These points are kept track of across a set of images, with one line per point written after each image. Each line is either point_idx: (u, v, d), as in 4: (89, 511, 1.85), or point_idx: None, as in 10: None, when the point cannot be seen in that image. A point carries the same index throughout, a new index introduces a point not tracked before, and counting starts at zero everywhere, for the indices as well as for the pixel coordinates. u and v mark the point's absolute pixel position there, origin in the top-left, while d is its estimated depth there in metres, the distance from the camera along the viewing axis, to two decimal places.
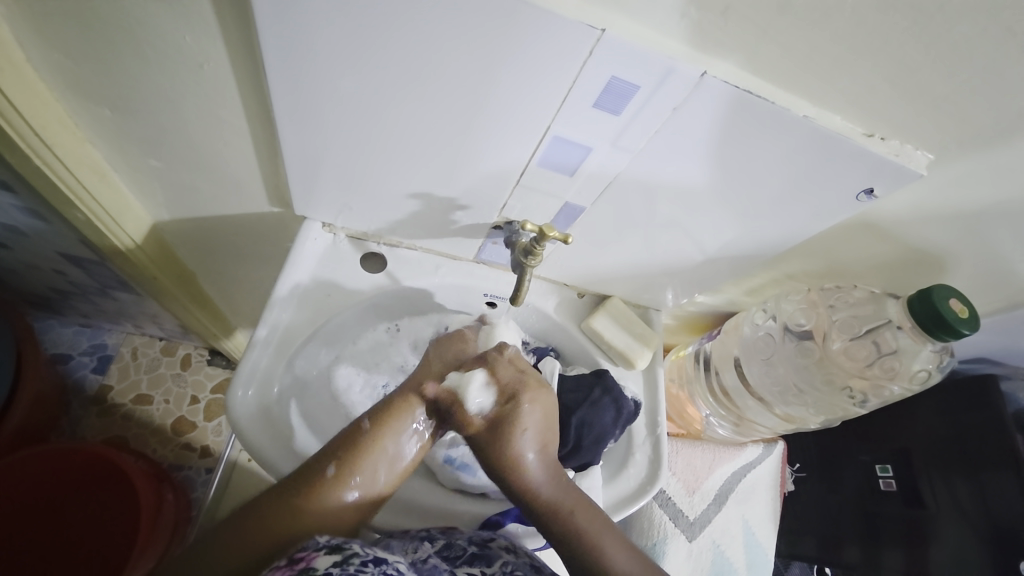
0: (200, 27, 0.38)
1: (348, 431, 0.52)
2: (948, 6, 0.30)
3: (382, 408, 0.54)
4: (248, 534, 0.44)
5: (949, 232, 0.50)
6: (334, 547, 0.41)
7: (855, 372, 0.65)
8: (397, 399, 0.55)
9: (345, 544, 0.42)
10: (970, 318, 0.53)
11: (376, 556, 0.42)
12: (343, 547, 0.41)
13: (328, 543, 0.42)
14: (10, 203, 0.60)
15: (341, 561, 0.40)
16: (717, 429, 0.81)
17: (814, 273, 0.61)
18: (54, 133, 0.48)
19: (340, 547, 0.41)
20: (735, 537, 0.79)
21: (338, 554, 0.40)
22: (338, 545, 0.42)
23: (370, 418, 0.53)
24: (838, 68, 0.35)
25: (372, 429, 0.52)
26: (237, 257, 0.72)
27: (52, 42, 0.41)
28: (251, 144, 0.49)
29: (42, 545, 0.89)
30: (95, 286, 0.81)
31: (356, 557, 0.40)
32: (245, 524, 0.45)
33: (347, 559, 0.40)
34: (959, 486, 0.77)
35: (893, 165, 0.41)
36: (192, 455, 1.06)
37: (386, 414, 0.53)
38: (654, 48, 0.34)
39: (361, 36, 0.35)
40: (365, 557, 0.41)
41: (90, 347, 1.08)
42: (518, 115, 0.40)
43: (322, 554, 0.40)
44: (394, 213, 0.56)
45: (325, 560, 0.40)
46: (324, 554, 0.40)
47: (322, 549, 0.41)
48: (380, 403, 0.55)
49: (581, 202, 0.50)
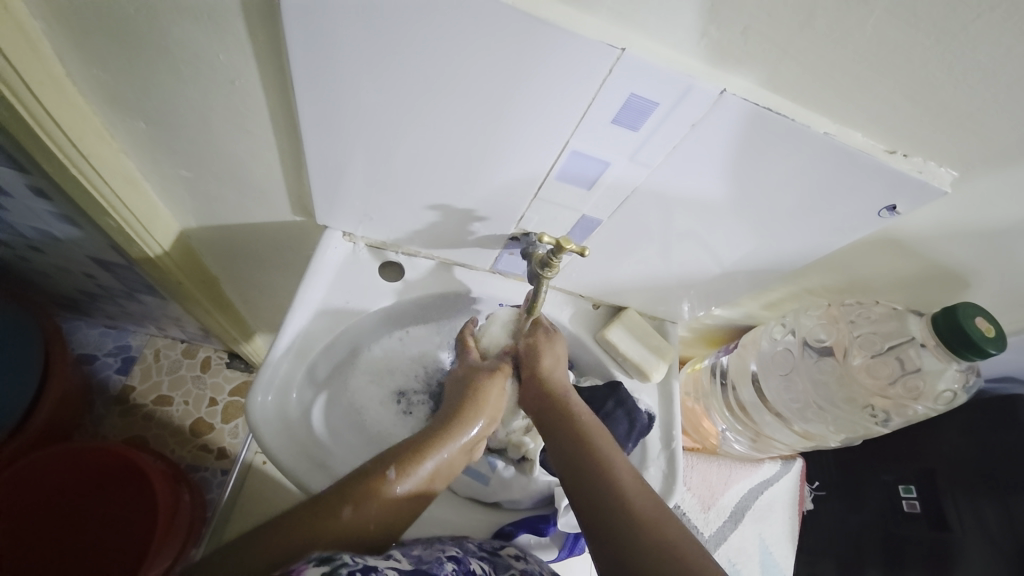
0: (231, 44, 0.39)
1: (370, 469, 0.49)
2: (973, 26, 0.29)
3: (409, 454, 0.50)
4: (284, 537, 0.44)
5: (976, 250, 0.49)
6: (322, 560, 0.41)
7: (877, 391, 0.63)
8: (424, 449, 0.51)
9: (334, 556, 0.41)
10: (996, 338, 0.51)
11: (366, 566, 0.42)
12: (333, 558, 0.41)
13: (317, 557, 0.41)
14: (46, 209, 0.62)
15: (331, 571, 0.39)
16: (734, 444, 0.79)
17: (834, 288, 0.60)
18: (89, 144, 0.50)
19: (329, 559, 0.41)
20: (750, 555, 0.79)
21: (327, 564, 0.40)
22: (328, 557, 0.41)
23: (396, 468, 0.49)
24: (860, 85, 0.34)
25: (396, 480, 0.48)
26: (258, 264, 0.73)
27: (92, 58, 0.43)
28: (277, 156, 0.51)
29: (60, 538, 0.91)
30: (122, 289, 0.84)
31: (345, 566, 0.40)
32: (263, 544, 0.43)
33: (335, 569, 0.39)
34: (986, 509, 0.74)
35: (916, 182, 0.40)
36: (210, 456, 1.08)
37: (413, 463, 0.50)
38: (673, 66, 0.34)
39: (382, 49, 0.36)
40: (354, 567, 0.41)
41: (115, 348, 1.12)
42: (533, 129, 0.41)
43: (310, 566, 0.39)
44: (413, 223, 0.57)
45: (313, 571, 0.39)
46: (313, 565, 0.39)
47: (311, 561, 0.40)
48: (407, 446, 0.51)
49: (598, 215, 0.51)
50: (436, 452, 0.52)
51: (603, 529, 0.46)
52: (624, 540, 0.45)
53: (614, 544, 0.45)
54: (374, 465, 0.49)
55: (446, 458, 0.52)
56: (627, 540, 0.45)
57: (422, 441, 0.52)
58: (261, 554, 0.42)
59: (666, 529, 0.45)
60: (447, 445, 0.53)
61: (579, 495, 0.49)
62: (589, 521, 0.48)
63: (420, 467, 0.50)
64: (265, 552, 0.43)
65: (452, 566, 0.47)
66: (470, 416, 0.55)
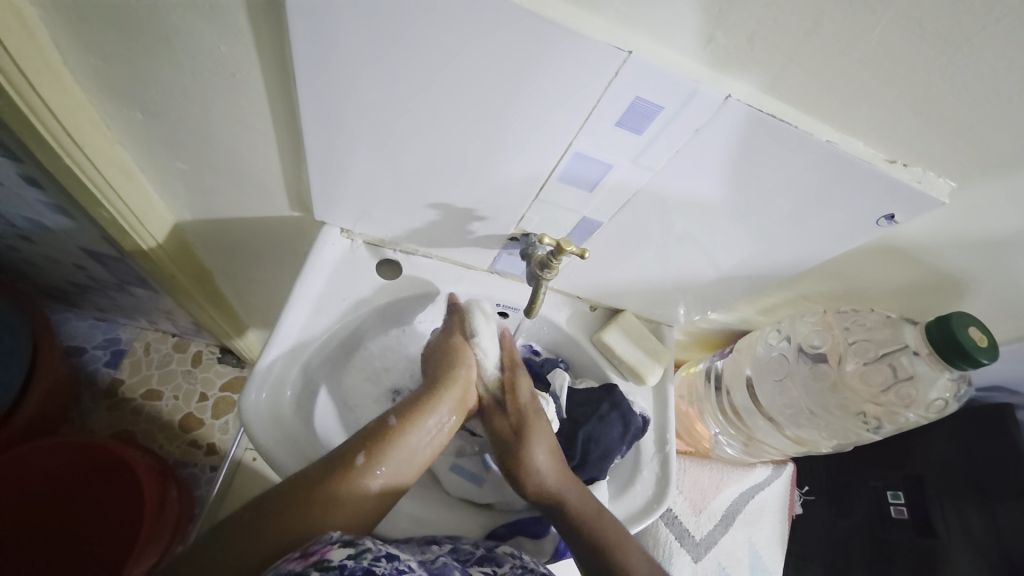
0: (233, 36, 0.39)
1: (374, 426, 0.52)
2: (976, 38, 0.30)
3: (410, 406, 0.54)
4: (291, 502, 0.45)
5: (972, 259, 0.50)
6: (347, 542, 0.42)
7: (869, 398, 0.63)
8: (421, 401, 0.55)
9: (358, 539, 0.42)
10: (988, 347, 0.52)
11: (388, 553, 0.43)
12: (357, 542, 0.42)
13: (342, 538, 0.42)
14: (37, 199, 0.61)
15: (355, 555, 0.40)
16: (726, 448, 0.80)
17: (830, 295, 0.61)
18: (84, 134, 0.49)
19: (353, 541, 0.42)
20: (739, 559, 0.79)
21: (352, 548, 0.41)
22: (352, 539, 0.42)
23: (396, 415, 0.53)
24: (863, 94, 0.35)
25: (399, 425, 0.52)
26: (253, 259, 0.73)
27: (89, 46, 0.42)
28: (277, 151, 0.51)
29: (44, 534, 0.90)
30: (113, 281, 0.83)
31: (369, 552, 0.41)
32: (269, 524, 0.45)
33: (361, 554, 0.40)
34: (970, 514, 0.76)
35: (914, 192, 0.41)
36: (199, 452, 1.06)
37: (414, 413, 0.53)
38: (679, 71, 0.34)
39: (386, 43, 0.36)
40: (377, 552, 0.42)
41: (104, 341, 1.10)
42: (534, 130, 0.41)
43: (336, 548, 0.41)
44: (412, 221, 0.56)
45: (339, 553, 0.40)
46: (339, 548, 0.41)
47: (336, 543, 0.41)
48: (406, 402, 0.55)
49: (598, 217, 0.51)
50: (435, 403, 0.55)
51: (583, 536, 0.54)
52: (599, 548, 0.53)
53: (585, 552, 0.53)
54: (377, 422, 0.53)
55: (447, 412, 0.56)
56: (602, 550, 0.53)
57: (417, 396, 0.55)
58: (260, 546, 0.44)
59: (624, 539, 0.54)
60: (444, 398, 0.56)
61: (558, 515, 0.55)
62: (569, 532, 0.54)
63: (419, 416, 0.53)
64: (264, 542, 0.44)
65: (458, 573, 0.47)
66: (457, 376, 0.57)
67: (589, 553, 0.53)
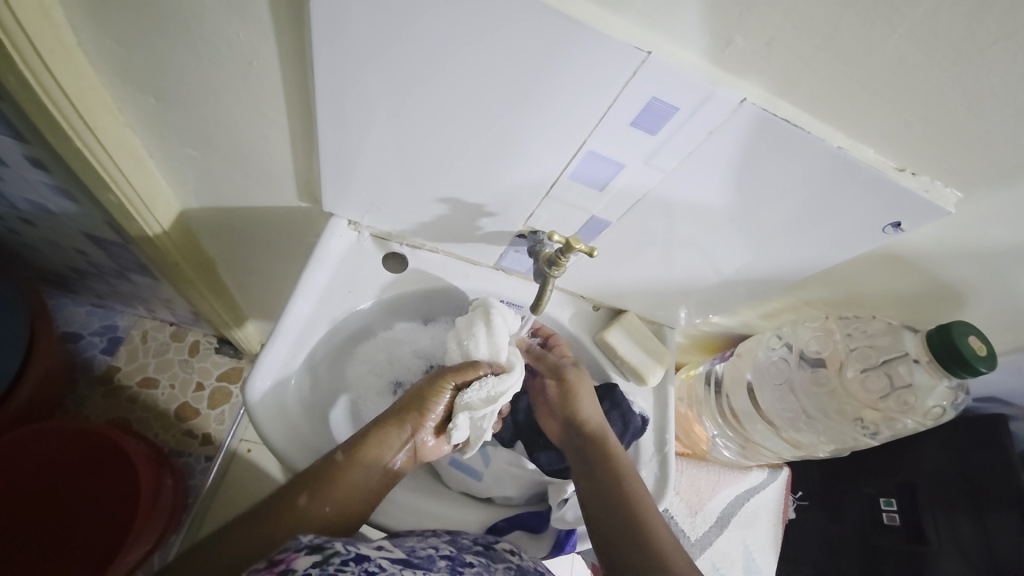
0: (253, 23, 0.39)
1: (320, 462, 0.51)
2: (989, 52, 0.30)
3: (356, 438, 0.53)
4: (247, 526, 0.47)
5: (972, 270, 0.51)
6: (315, 548, 0.41)
7: (868, 403, 0.65)
8: (372, 431, 0.53)
9: (326, 544, 0.41)
10: (987, 356, 0.53)
11: (357, 554, 0.42)
12: (324, 547, 0.41)
13: (310, 544, 0.41)
14: (41, 180, 0.61)
15: (321, 562, 0.39)
16: (723, 450, 0.82)
17: (831, 301, 0.61)
18: (96, 117, 0.49)
19: (321, 547, 0.41)
20: (734, 561, 0.80)
21: (319, 554, 0.40)
22: (319, 544, 0.41)
23: (342, 448, 0.52)
24: (875, 103, 0.35)
25: (344, 460, 0.51)
26: (256, 248, 0.73)
27: (105, 29, 0.42)
28: (289, 140, 0.50)
29: (37, 519, 0.89)
30: (114, 268, 0.82)
31: (337, 556, 0.40)
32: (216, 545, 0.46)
33: (327, 560, 0.40)
34: (962, 526, 0.76)
35: (922, 201, 0.41)
36: (194, 441, 1.06)
37: (361, 447, 0.52)
38: (696, 73, 0.35)
39: (401, 34, 0.36)
40: (346, 556, 0.41)
41: (101, 328, 1.10)
42: (551, 126, 0.41)
43: (302, 556, 0.40)
44: (420, 215, 0.56)
45: (305, 561, 0.39)
46: (305, 555, 0.40)
47: (302, 550, 0.41)
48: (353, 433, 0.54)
49: (607, 217, 0.51)
50: (383, 435, 0.54)
51: (600, 505, 0.53)
52: (619, 518, 0.51)
53: (604, 521, 0.52)
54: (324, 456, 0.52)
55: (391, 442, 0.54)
56: (620, 520, 0.51)
57: (371, 428, 0.54)
58: (220, 555, 0.45)
59: (649, 516, 0.51)
60: (392, 428, 0.54)
61: (587, 478, 0.55)
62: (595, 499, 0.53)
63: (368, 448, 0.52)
64: (224, 554, 0.45)
65: (445, 564, 0.46)
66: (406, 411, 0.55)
67: (611, 516, 0.51)
